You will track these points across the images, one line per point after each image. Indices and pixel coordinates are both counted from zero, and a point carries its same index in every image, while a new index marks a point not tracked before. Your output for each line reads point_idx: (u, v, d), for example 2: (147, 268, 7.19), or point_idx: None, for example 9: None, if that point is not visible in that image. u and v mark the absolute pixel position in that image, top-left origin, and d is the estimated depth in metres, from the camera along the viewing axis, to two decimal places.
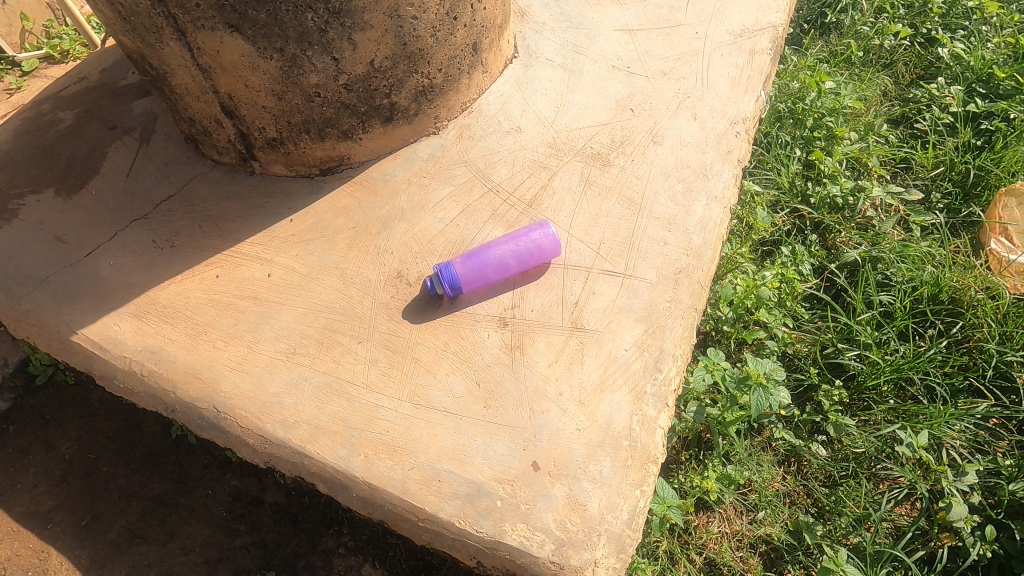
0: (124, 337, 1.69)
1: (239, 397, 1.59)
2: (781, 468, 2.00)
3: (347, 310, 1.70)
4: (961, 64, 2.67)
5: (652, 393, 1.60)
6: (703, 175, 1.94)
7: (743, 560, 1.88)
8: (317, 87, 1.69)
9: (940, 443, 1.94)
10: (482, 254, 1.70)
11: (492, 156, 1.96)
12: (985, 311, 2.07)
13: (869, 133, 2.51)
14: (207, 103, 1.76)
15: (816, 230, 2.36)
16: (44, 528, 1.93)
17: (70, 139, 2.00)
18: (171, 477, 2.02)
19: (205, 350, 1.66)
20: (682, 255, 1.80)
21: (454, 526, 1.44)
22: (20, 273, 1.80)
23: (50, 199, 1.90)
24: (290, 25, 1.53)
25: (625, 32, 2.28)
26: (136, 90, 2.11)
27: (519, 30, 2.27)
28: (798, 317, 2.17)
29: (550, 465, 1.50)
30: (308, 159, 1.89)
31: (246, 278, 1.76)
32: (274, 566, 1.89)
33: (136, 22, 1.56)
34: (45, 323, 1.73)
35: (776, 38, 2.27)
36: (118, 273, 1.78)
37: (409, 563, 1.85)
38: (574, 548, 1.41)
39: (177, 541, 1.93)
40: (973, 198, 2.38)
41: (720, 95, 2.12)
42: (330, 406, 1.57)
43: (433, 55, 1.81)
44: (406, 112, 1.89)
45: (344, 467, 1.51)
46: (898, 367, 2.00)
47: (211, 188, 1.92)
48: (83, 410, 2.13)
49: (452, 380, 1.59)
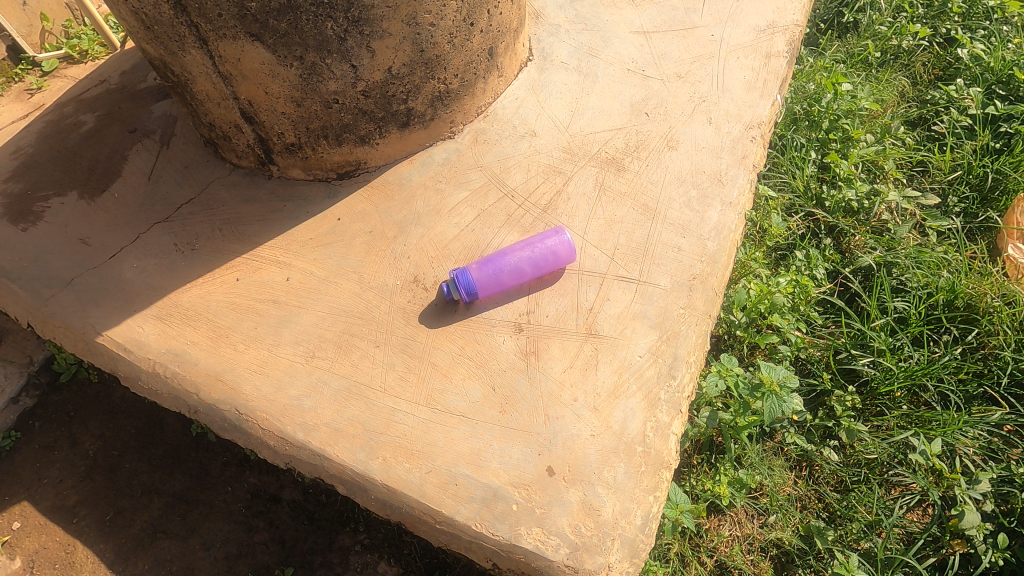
0: (148, 339, 1.72)
1: (259, 399, 1.62)
2: (793, 472, 2.01)
3: (365, 314, 1.73)
4: (980, 65, 2.65)
5: (666, 400, 1.61)
6: (719, 181, 1.94)
7: (754, 563, 1.89)
8: (335, 94, 1.71)
9: (953, 450, 1.94)
10: (498, 260, 1.72)
11: (507, 161, 1.97)
12: (1000, 318, 2.06)
13: (885, 136, 2.50)
14: (227, 109, 1.78)
15: (830, 234, 2.35)
16: (70, 522, 1.98)
17: (92, 142, 2.04)
18: (191, 474, 2.06)
19: (227, 353, 1.69)
20: (696, 262, 1.80)
21: (471, 529, 1.47)
22: (46, 276, 1.83)
23: (73, 202, 1.94)
24: (311, 34, 1.54)
25: (640, 34, 2.28)
26: (156, 93, 2.14)
27: (534, 32, 2.27)
28: (811, 322, 2.17)
29: (564, 470, 1.51)
30: (326, 163, 1.91)
31: (266, 281, 1.79)
32: (291, 563, 1.93)
33: (158, 31, 1.58)
34: (70, 325, 1.77)
35: (793, 41, 2.26)
36: (140, 276, 1.82)
37: (424, 561, 1.88)
38: (588, 552, 1.43)
39: (198, 536, 1.97)
40: (991, 203, 2.36)
41: (736, 99, 2.12)
42: (348, 410, 1.60)
43: (450, 61, 1.82)
44: (423, 117, 1.90)
45: (362, 469, 1.53)
46: (912, 373, 2.01)
47: (231, 192, 1.95)
48: (105, 408, 2.16)
49: (468, 385, 1.61)
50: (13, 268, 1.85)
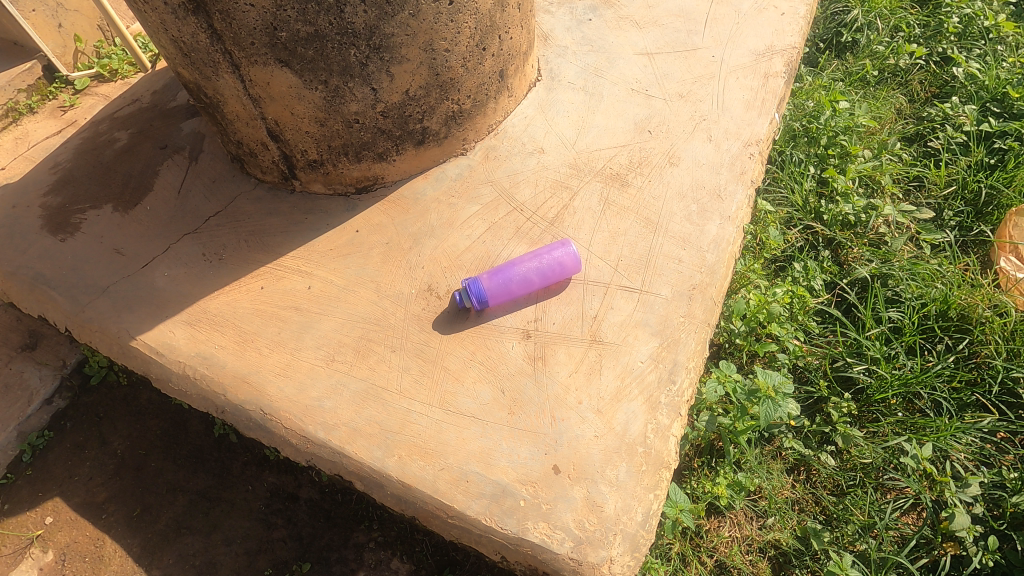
0: (179, 343, 1.83)
1: (282, 400, 1.73)
2: (790, 476, 2.09)
3: (382, 321, 1.83)
4: (975, 83, 2.74)
5: (666, 403, 1.70)
6: (718, 196, 2.04)
7: (752, 563, 1.96)
8: (356, 115, 1.83)
9: (945, 455, 2.01)
10: (507, 270, 1.82)
11: (516, 176, 2.07)
12: (992, 328, 2.13)
13: (882, 152, 2.59)
14: (255, 128, 1.90)
15: (828, 246, 2.44)
16: (99, 518, 2.09)
17: (125, 158, 2.17)
18: (214, 473, 2.16)
19: (252, 356, 1.79)
20: (696, 273, 1.90)
21: (481, 524, 1.56)
22: (83, 283, 1.95)
23: (108, 214, 2.06)
24: (336, 60, 1.66)
25: (644, 55, 2.39)
26: (185, 111, 2.27)
27: (543, 54, 2.39)
28: (809, 331, 2.25)
29: (569, 468, 1.60)
30: (346, 178, 2.02)
31: (289, 289, 1.90)
32: (308, 558, 2.02)
33: (195, 58, 1.71)
34: (106, 329, 1.88)
35: (791, 62, 2.36)
36: (171, 284, 1.93)
37: (434, 558, 1.96)
38: (591, 546, 1.52)
39: (220, 532, 2.07)
40: (985, 217, 2.44)
41: (735, 117, 2.22)
42: (366, 410, 1.70)
43: (463, 83, 1.94)
44: (437, 135, 2.01)
45: (379, 467, 1.63)
46: (906, 381, 2.08)
47: (255, 205, 2.06)
48: (133, 409, 2.27)
49: (478, 388, 1.71)
50: (52, 276, 1.98)
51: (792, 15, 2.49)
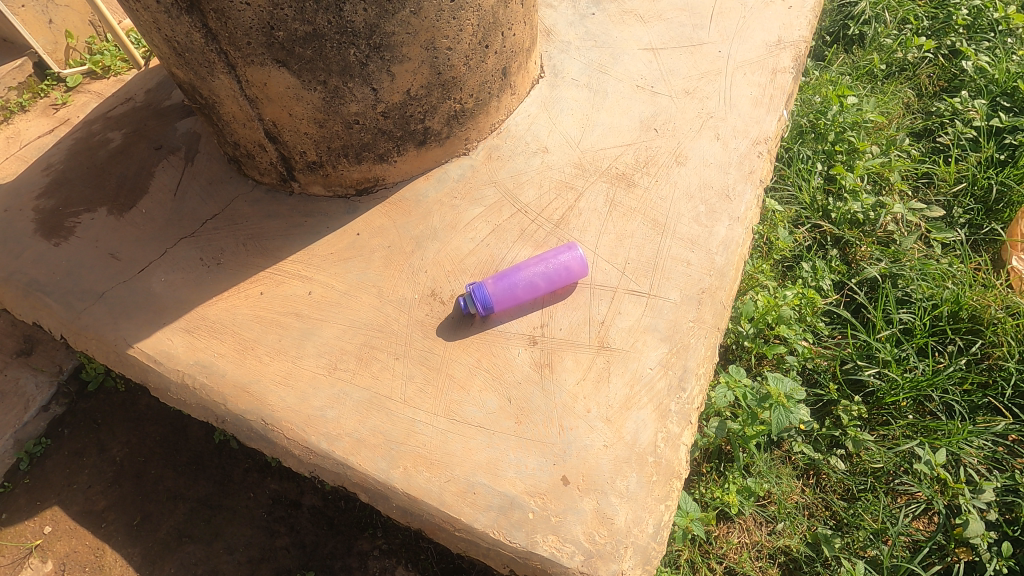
0: (177, 351, 1.79)
1: (284, 410, 1.69)
2: (800, 480, 2.05)
3: (384, 327, 1.79)
4: (984, 77, 2.69)
5: (677, 411, 1.66)
6: (726, 197, 1.99)
7: (762, 570, 1.94)
8: (356, 115, 1.78)
9: (958, 460, 1.98)
10: (512, 275, 1.78)
11: (520, 177, 2.03)
12: (1004, 329, 2.09)
13: (891, 148, 2.55)
14: (252, 129, 1.85)
15: (836, 245, 2.40)
16: (99, 527, 2.05)
17: (120, 159, 2.12)
18: (215, 480, 2.12)
19: (253, 364, 1.75)
20: (705, 276, 1.85)
21: (489, 537, 1.52)
22: (79, 289, 1.91)
23: (103, 218, 2.01)
24: (334, 60, 1.61)
25: (649, 50, 2.34)
26: (180, 110, 2.22)
27: (546, 50, 2.34)
28: (818, 332, 2.21)
29: (578, 479, 1.57)
30: (345, 180, 1.98)
31: (289, 295, 1.85)
32: (312, 566, 1.99)
33: (190, 57, 1.65)
34: (103, 337, 1.84)
35: (799, 57, 2.31)
36: (169, 289, 1.88)
37: (440, 566, 1.94)
38: (602, 559, 1.48)
39: (222, 541, 2.03)
40: (995, 214, 2.40)
41: (743, 114, 2.17)
42: (370, 420, 1.66)
43: (465, 82, 1.89)
44: (439, 135, 1.96)
45: (384, 478, 1.59)
46: (917, 384, 2.05)
47: (253, 208, 2.02)
48: (131, 415, 2.23)
49: (484, 396, 1.67)
50: (47, 282, 1.93)
51: (799, 9, 2.43)
